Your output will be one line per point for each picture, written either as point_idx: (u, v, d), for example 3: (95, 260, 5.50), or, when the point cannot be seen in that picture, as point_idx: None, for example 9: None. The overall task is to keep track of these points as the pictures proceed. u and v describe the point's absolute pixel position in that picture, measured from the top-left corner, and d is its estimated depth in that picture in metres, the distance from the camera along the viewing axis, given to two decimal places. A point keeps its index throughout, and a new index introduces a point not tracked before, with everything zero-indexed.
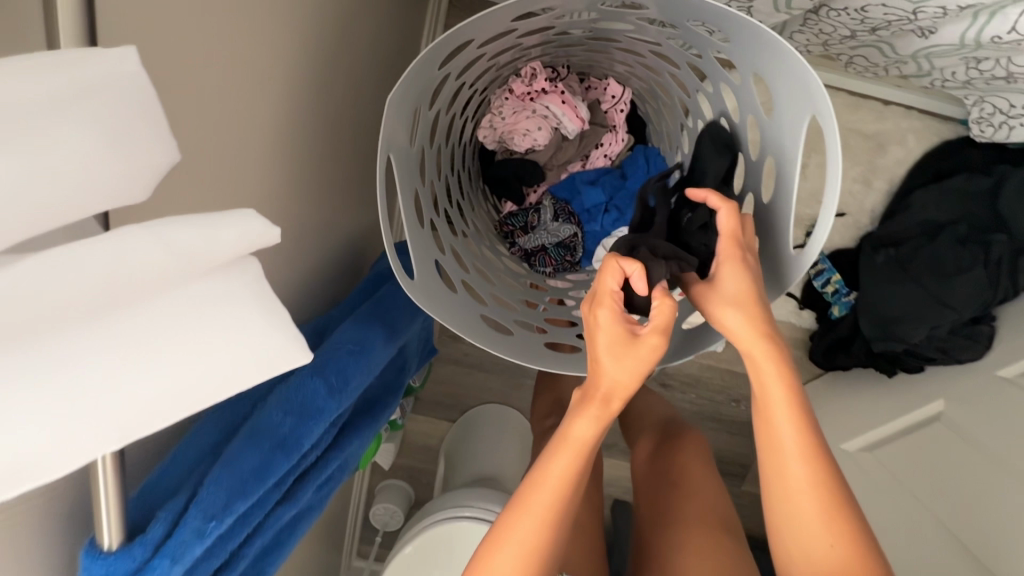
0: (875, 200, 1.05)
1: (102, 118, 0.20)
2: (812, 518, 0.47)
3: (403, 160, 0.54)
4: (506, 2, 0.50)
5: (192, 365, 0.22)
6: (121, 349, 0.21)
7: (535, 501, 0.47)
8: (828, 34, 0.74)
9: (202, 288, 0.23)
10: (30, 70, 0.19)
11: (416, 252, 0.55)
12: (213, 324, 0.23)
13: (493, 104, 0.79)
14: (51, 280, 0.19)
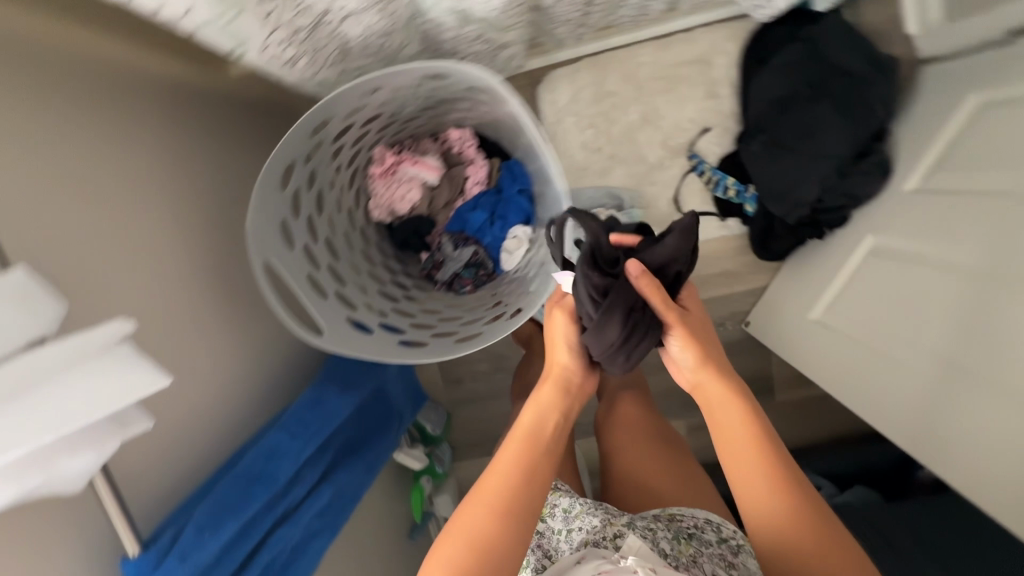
0: (729, 106, 1.15)
1: (16, 303, 0.37)
2: (758, 485, 0.63)
3: (287, 260, 0.73)
4: (299, 125, 0.69)
5: (104, 395, 0.39)
6: (60, 400, 0.37)
7: (488, 488, 0.63)
8: (573, 20, 0.91)
9: (99, 357, 0.40)
10: None
11: (323, 317, 0.73)
12: (112, 372, 0.40)
13: (370, 189, 0.99)
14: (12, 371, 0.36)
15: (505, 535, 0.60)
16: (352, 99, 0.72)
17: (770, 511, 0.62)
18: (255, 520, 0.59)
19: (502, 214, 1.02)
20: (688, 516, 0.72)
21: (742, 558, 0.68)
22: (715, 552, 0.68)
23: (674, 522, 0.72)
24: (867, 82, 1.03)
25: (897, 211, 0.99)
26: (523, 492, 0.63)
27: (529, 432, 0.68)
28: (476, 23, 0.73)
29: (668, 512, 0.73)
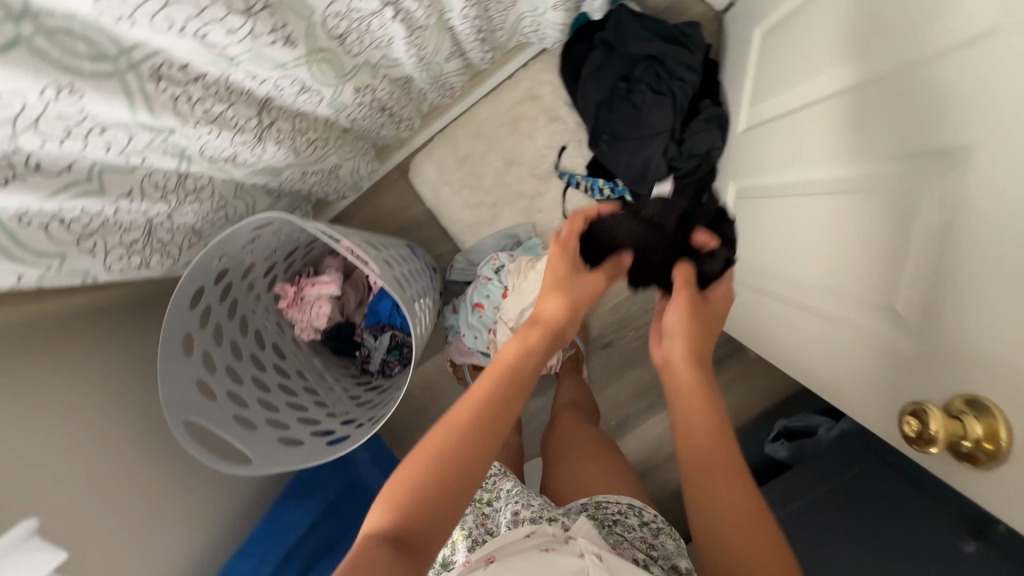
0: (572, 120, 1.25)
1: None
2: (729, 489, 0.59)
3: (211, 410, 0.87)
4: (175, 306, 0.84)
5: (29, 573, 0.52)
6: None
7: (463, 414, 0.58)
8: (388, 123, 1.05)
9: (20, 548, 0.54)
10: None
11: (252, 446, 0.86)
12: (31, 557, 0.53)
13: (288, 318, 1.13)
14: None
15: (444, 504, 0.54)
16: (215, 265, 0.87)
17: (735, 512, 0.57)
18: None
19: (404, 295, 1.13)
20: (613, 502, 0.70)
21: (661, 539, 0.67)
22: (636, 536, 0.66)
23: (600, 509, 0.69)
24: (670, 56, 1.11)
25: (740, 153, 1.04)
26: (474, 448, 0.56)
27: (512, 369, 0.63)
28: (288, 168, 0.88)
29: (595, 500, 0.71)
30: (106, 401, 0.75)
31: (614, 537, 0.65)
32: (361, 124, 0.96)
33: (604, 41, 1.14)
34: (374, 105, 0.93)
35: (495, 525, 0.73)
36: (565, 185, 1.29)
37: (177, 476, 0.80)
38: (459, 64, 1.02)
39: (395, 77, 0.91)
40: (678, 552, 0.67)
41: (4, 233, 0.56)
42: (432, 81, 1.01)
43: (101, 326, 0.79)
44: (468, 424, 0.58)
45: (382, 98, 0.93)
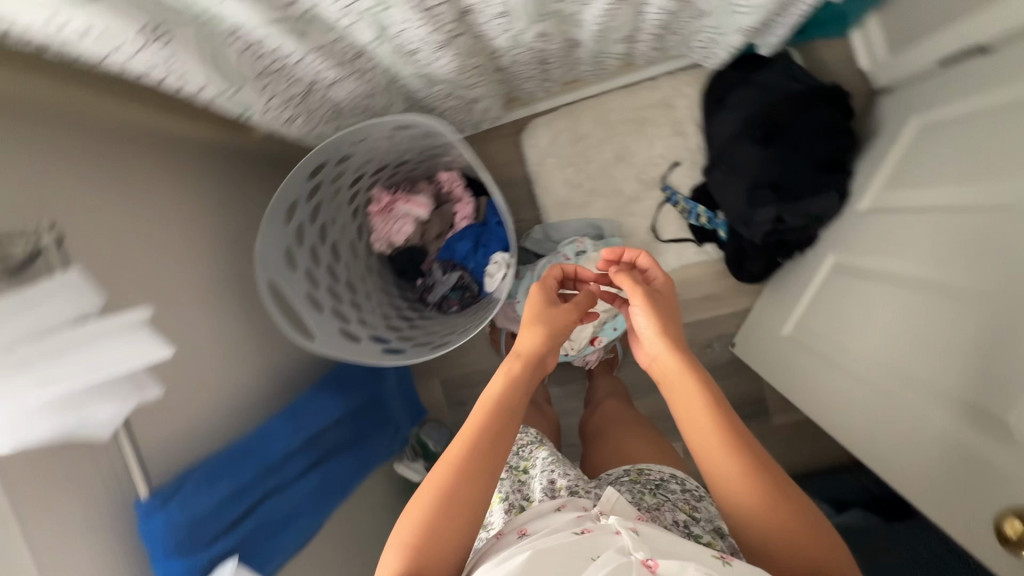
0: (695, 141, 1.26)
1: (78, 291, 0.54)
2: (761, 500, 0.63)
3: (291, 279, 0.89)
4: (297, 172, 0.86)
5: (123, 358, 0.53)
6: (96, 356, 0.52)
7: (428, 494, 0.66)
8: (533, 76, 1.04)
9: (126, 334, 0.55)
10: (54, 285, 0.53)
11: (317, 327, 0.88)
12: (127, 345, 0.54)
13: (370, 224, 1.15)
14: (75, 335, 0.51)
15: (466, 505, 0.66)
16: (342, 147, 0.89)
17: (768, 519, 0.62)
18: (248, 488, 0.71)
19: (485, 243, 1.15)
20: (656, 472, 0.77)
21: (703, 503, 0.76)
22: (679, 496, 0.74)
23: (643, 475, 0.77)
24: (807, 110, 1.11)
25: (853, 231, 1.05)
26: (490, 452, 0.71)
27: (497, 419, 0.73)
28: (442, 83, 0.90)
29: (637, 467, 0.79)
30: (191, 236, 0.77)
31: (650, 496, 0.72)
32: (511, 64, 0.95)
33: (759, 79, 1.14)
34: (530, 52, 0.91)
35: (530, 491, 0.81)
36: (664, 199, 1.30)
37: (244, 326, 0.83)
38: (622, 50, 1.03)
39: (566, 37, 0.91)
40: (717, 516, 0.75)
41: (207, 40, 0.59)
42: (593, 55, 1.02)
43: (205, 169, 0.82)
44: (447, 474, 0.68)
45: (540, 49, 0.92)
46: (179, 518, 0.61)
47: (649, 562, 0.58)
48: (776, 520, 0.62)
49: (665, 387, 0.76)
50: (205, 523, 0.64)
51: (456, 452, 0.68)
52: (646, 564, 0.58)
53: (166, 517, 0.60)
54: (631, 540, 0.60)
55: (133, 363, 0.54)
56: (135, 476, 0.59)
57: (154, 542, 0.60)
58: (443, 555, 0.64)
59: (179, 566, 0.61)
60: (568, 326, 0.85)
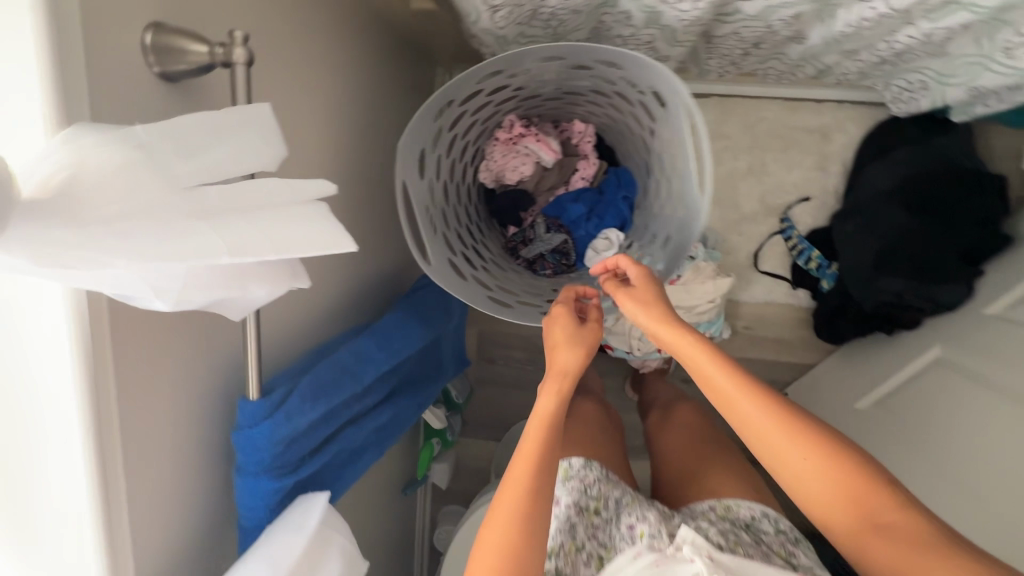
0: (834, 182, 1.18)
1: (260, 131, 0.41)
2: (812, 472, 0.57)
3: (417, 187, 0.77)
4: (470, 72, 0.73)
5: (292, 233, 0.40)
6: (263, 225, 0.38)
7: (495, 526, 0.62)
8: (729, 54, 0.92)
9: (300, 206, 0.41)
10: (233, 113, 0.40)
11: (433, 251, 0.77)
12: (300, 221, 0.41)
13: (487, 152, 1.03)
14: (245, 189, 0.38)
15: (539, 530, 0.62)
16: (527, 60, 0.76)
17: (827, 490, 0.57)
18: (338, 411, 0.61)
19: (600, 214, 1.05)
20: (744, 508, 0.74)
21: (797, 547, 0.71)
22: (772, 539, 0.71)
23: (730, 513, 0.73)
24: (971, 195, 1.05)
25: (969, 329, 1.01)
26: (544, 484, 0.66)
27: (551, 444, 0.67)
28: (657, 28, 0.78)
29: (723, 501, 0.75)
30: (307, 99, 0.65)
31: (746, 542, 0.68)
32: (726, 33, 0.82)
33: (935, 144, 1.06)
34: (758, 27, 0.79)
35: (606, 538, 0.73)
36: (777, 229, 1.22)
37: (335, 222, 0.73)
38: (830, 62, 0.92)
39: (801, 27, 0.80)
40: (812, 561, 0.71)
41: None
42: (801, 56, 0.91)
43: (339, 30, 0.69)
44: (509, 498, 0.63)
45: (769, 28, 0.79)
46: (282, 433, 0.51)
47: None
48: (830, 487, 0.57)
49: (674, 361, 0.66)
50: (299, 441, 0.55)
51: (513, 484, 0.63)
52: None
53: (271, 428, 0.50)
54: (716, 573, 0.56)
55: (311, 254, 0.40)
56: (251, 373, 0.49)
57: (246, 455, 0.50)
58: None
59: (267, 489, 0.52)
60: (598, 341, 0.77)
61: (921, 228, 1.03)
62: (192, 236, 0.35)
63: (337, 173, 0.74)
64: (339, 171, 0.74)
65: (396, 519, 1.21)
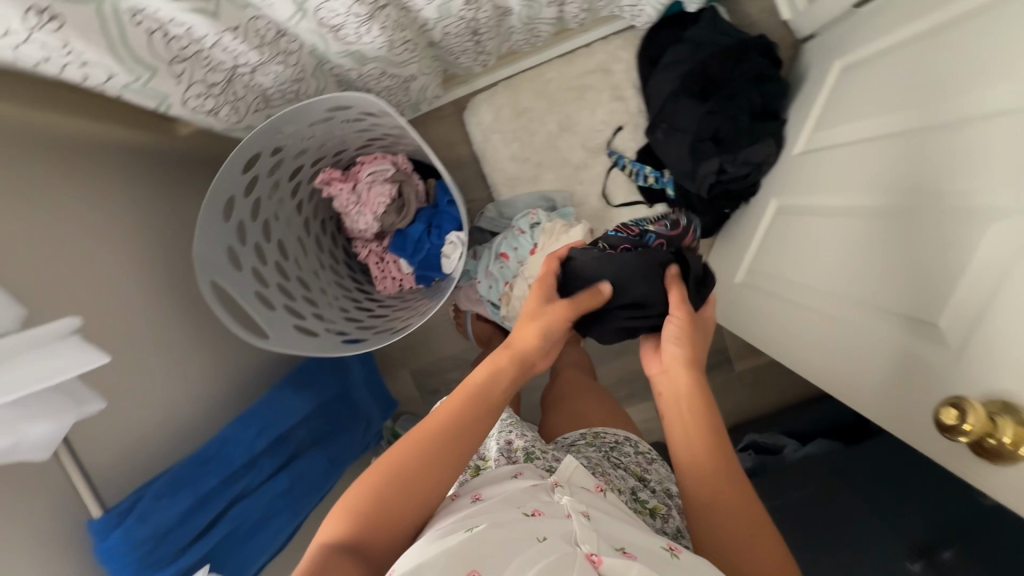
0: (636, 103, 1.28)
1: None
2: (729, 513, 0.62)
3: (233, 279, 0.85)
4: (223, 169, 0.81)
5: (63, 368, 0.49)
6: (18, 366, 0.48)
7: (418, 432, 0.63)
8: (468, 49, 1.03)
9: (50, 344, 0.51)
10: None
11: (267, 324, 0.85)
12: (58, 356, 0.50)
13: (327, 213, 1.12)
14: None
15: (406, 495, 0.60)
16: (274, 135, 0.86)
17: (725, 514, 0.62)
18: (215, 494, 0.68)
19: (438, 224, 1.14)
20: (610, 435, 0.88)
21: (653, 466, 0.84)
22: (631, 460, 0.84)
23: (598, 439, 0.86)
24: (738, 63, 1.14)
25: (790, 173, 1.09)
26: (448, 460, 0.62)
27: (486, 406, 0.66)
28: (373, 61, 0.87)
29: (594, 431, 0.88)
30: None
31: (607, 466, 0.79)
32: (442, 35, 0.93)
33: (691, 37, 1.17)
34: (460, 21, 0.90)
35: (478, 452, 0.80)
36: (611, 164, 1.31)
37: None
38: (555, 13, 1.03)
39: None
40: (666, 478, 0.84)
41: (115, 30, 0.57)
42: (524, 21, 1.01)
43: (127, 170, 0.79)
44: (422, 454, 0.61)
45: (469, 17, 0.90)
46: (141, 534, 0.58)
47: (594, 556, 0.49)
48: (733, 512, 0.62)
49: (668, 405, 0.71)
50: (170, 536, 0.61)
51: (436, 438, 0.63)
52: (589, 558, 0.49)
53: (125, 534, 0.57)
54: (578, 528, 0.52)
55: (80, 364, 0.51)
56: (87, 496, 0.56)
57: (116, 565, 0.57)
58: (403, 505, 0.60)
59: None
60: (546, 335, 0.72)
61: (709, 105, 1.12)
62: None
63: None
64: None
65: None
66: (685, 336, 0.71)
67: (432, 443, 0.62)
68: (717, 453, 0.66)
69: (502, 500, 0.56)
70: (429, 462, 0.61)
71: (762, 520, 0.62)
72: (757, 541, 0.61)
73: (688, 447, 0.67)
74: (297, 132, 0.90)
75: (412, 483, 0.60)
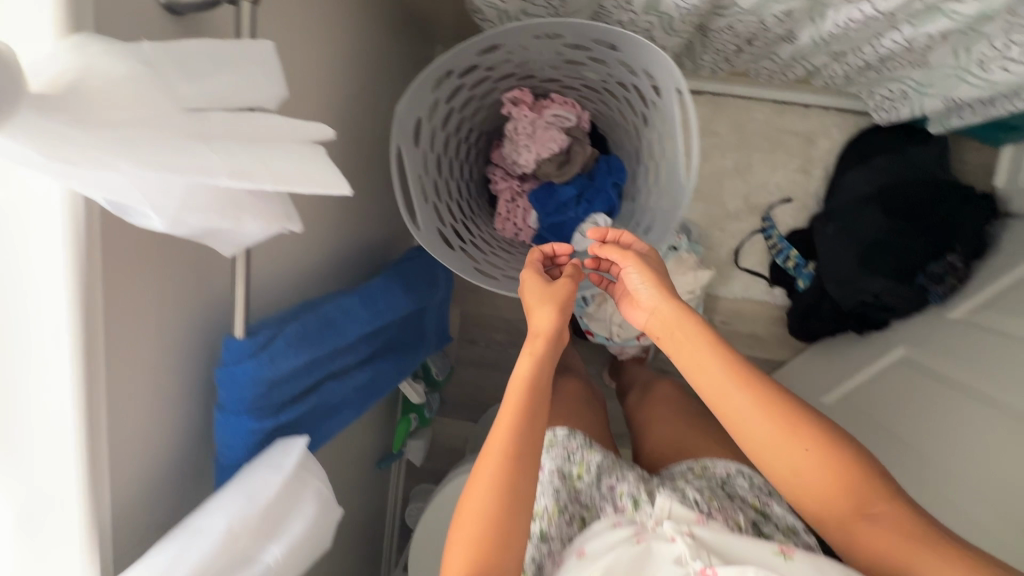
0: (817, 185, 1.22)
1: (264, 66, 0.41)
2: (791, 445, 0.62)
3: (410, 155, 0.78)
4: (466, 44, 0.73)
5: (313, 180, 0.41)
6: (271, 154, 0.39)
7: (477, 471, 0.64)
8: (723, 51, 0.95)
9: (299, 146, 0.42)
10: (237, 42, 0.40)
11: (421, 218, 0.78)
12: (307, 162, 0.42)
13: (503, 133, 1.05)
14: (250, 119, 0.39)
15: (503, 505, 0.63)
16: (527, 38, 0.77)
17: (804, 456, 0.62)
18: (321, 363, 0.62)
19: (589, 198, 1.07)
20: (721, 467, 0.81)
21: (773, 499, 0.78)
22: (749, 492, 0.78)
23: (708, 473, 0.80)
24: (942, 202, 1.09)
25: (936, 333, 1.05)
26: (520, 490, 0.64)
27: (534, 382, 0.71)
28: (655, 12, 0.78)
29: (702, 463, 0.82)
30: (307, 50, 0.66)
31: (724, 504, 0.74)
32: (721, 27, 0.85)
33: (912, 155, 1.10)
34: (750, 22, 0.81)
35: (586, 500, 0.76)
36: (759, 227, 1.26)
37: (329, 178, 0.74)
38: (818, 64, 0.96)
39: (791, 12, 0.77)
40: (784, 507, 0.78)
41: None
42: (791, 56, 0.94)
43: None
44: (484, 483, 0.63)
45: (759, 23, 0.81)
46: (264, 375, 0.52)
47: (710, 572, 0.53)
48: (807, 451, 0.62)
49: (664, 340, 0.72)
50: (282, 387, 0.55)
51: (501, 435, 0.65)
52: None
53: (254, 368, 0.51)
54: (687, 547, 0.56)
55: (317, 189, 0.42)
56: (237, 312, 0.49)
57: (229, 396, 0.51)
58: (513, 526, 0.62)
59: (247, 427, 0.52)
60: (572, 295, 0.82)
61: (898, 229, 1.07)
62: (197, 156, 0.35)
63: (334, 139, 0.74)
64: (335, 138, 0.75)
65: (369, 488, 1.22)
66: (667, 305, 0.72)
67: (503, 457, 0.64)
68: (747, 390, 0.65)
69: (603, 543, 0.61)
70: (503, 474, 0.63)
71: (835, 443, 0.61)
72: (835, 467, 0.61)
73: (712, 389, 0.66)
74: (543, 44, 0.81)
75: (498, 491, 0.63)
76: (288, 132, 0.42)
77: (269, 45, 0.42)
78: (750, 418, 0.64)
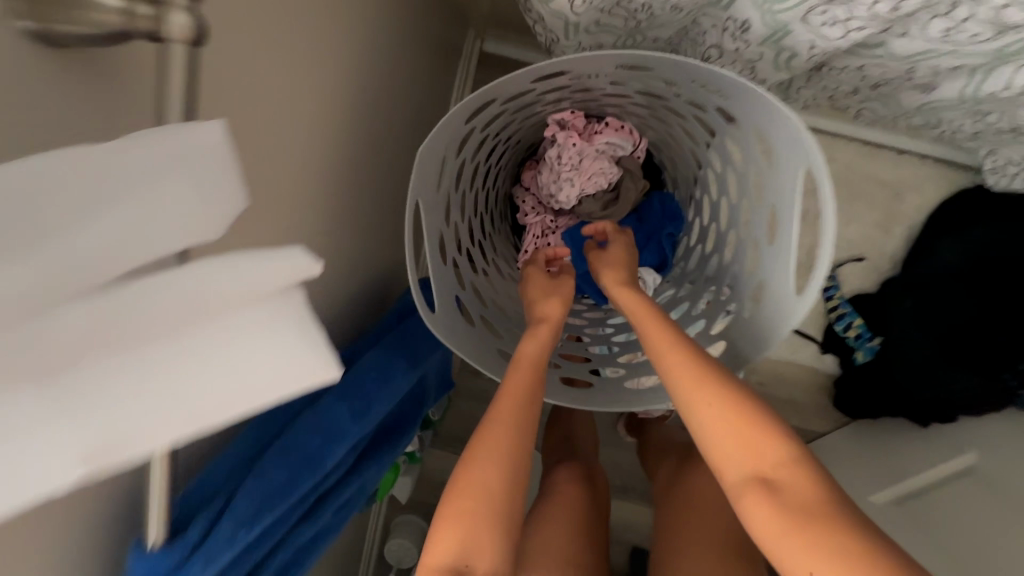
0: (895, 246, 1.05)
1: (196, 174, 0.27)
2: (720, 432, 0.52)
3: (427, 205, 0.59)
4: (520, 70, 0.54)
5: (264, 379, 0.26)
6: (189, 355, 0.26)
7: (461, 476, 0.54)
8: (833, 89, 0.74)
9: (249, 315, 0.27)
10: (155, 136, 0.26)
11: (437, 289, 0.60)
12: (265, 351, 0.26)
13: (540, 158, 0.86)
14: (163, 294, 0.25)
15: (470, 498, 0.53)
16: (599, 66, 0.57)
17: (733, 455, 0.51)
18: (290, 512, 0.48)
19: (636, 247, 0.89)
20: None
21: None
22: None
23: None
24: None
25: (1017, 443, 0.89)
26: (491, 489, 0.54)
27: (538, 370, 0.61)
28: (772, 45, 0.59)
29: None
30: (305, 69, 0.46)
31: None
32: (845, 67, 0.64)
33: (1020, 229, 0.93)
34: (891, 69, 0.61)
35: None
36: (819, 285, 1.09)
37: (319, 235, 0.55)
38: (943, 118, 0.77)
39: (954, 63, 0.57)
40: None
41: None
42: (917, 106, 0.74)
43: None
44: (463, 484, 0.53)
45: (903, 71, 0.61)
46: None
47: None
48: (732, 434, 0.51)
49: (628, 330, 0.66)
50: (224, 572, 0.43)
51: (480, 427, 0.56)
52: None
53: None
54: None
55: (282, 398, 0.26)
56: (157, 501, 0.34)
57: None
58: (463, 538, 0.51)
59: None
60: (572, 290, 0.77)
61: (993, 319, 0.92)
62: (47, 396, 0.23)
63: (328, 173, 0.56)
64: (331, 171, 0.56)
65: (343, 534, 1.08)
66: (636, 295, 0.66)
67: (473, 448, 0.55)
68: (685, 367, 0.57)
69: None
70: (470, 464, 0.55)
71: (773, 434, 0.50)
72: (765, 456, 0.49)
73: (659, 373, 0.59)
74: (618, 72, 0.61)
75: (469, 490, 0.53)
76: (239, 293, 0.26)
77: (222, 133, 0.27)
78: (685, 392, 0.55)
